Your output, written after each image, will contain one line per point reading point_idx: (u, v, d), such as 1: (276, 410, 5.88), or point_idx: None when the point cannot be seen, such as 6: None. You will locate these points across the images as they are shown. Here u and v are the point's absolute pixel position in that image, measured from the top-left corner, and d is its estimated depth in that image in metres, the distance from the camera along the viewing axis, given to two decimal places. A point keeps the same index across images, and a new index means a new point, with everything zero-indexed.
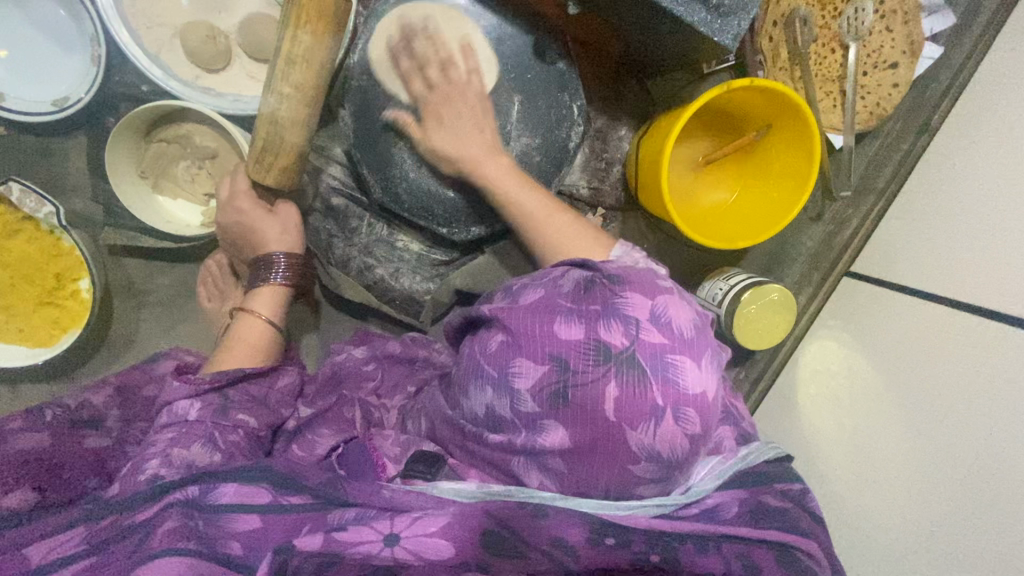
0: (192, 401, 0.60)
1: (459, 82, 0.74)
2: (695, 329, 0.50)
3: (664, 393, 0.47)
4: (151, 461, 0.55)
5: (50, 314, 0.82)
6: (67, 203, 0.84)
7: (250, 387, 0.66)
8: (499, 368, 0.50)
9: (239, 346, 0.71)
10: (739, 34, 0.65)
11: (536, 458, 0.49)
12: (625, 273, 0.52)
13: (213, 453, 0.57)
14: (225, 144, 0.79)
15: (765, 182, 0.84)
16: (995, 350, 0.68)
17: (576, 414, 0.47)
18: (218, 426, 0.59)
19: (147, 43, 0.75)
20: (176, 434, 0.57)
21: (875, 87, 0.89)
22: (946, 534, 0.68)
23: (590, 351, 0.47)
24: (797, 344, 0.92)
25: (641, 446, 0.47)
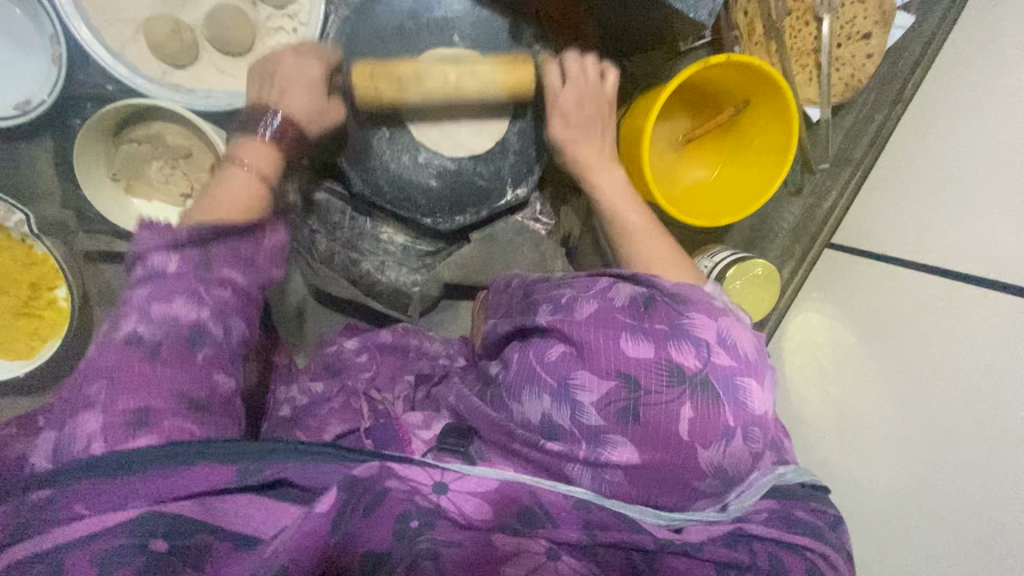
0: (168, 255, 0.51)
1: (594, 85, 0.77)
2: (755, 352, 0.56)
3: (736, 416, 0.52)
4: (132, 321, 0.49)
5: (28, 325, 0.81)
6: (36, 210, 0.81)
7: (233, 245, 0.54)
8: (561, 380, 0.53)
9: (222, 193, 0.58)
10: (713, 10, 0.65)
11: (595, 468, 0.52)
12: (684, 295, 0.57)
13: (198, 309, 0.50)
14: (198, 142, 0.77)
15: (745, 159, 0.85)
16: (967, 318, 0.70)
17: (647, 431, 0.51)
18: (203, 283, 0.51)
19: (108, 39, 0.72)
20: (152, 288, 0.50)
21: (849, 59, 0.90)
22: (948, 500, 0.67)
23: (664, 370, 0.52)
24: (781, 317, 0.95)
25: (709, 463, 0.52)
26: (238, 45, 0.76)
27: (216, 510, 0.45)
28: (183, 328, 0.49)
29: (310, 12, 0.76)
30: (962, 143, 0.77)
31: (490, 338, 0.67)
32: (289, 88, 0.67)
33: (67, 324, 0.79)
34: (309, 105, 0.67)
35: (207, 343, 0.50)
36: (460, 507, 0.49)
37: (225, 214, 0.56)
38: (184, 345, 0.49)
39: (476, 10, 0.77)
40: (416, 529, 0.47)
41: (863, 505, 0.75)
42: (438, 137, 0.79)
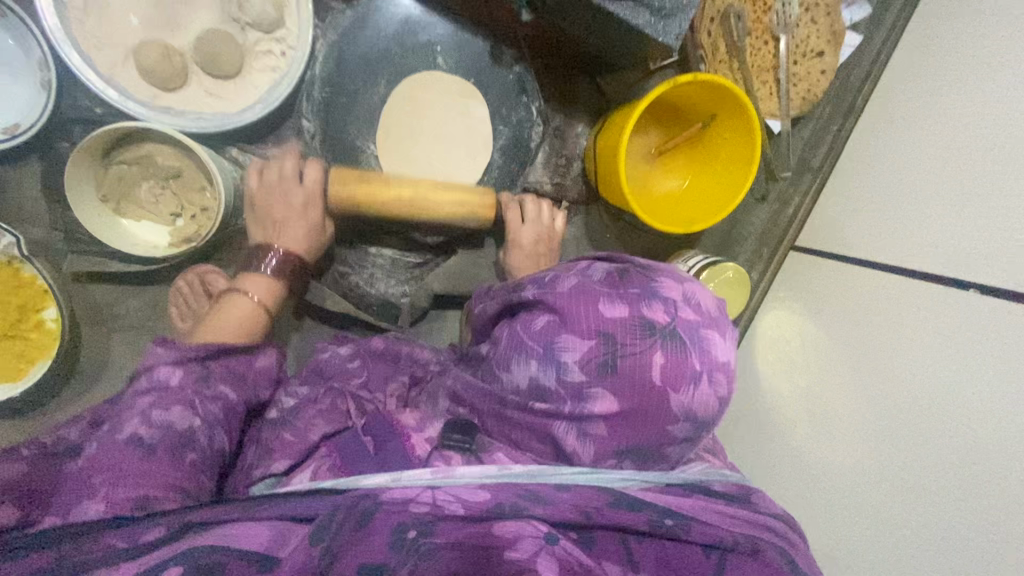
0: (176, 368, 0.58)
1: (551, 231, 0.86)
2: (717, 309, 0.57)
3: (702, 360, 0.53)
4: (129, 420, 0.54)
5: (13, 348, 0.80)
6: (23, 232, 0.81)
7: (230, 364, 0.62)
8: (546, 344, 0.54)
9: (221, 321, 0.67)
10: (681, 34, 0.70)
11: (581, 424, 0.52)
12: (652, 266, 0.60)
13: (192, 420, 0.55)
14: (189, 161, 0.79)
15: (713, 169, 0.90)
16: (929, 299, 0.74)
17: (624, 380, 0.51)
18: (200, 395, 0.57)
19: (99, 64, 0.74)
20: (154, 398, 0.55)
21: (805, 75, 0.97)
22: (926, 466, 0.70)
23: (637, 325, 0.53)
24: (752, 317, 1.02)
25: (682, 408, 0.52)
26: (227, 67, 0.78)
27: (242, 538, 0.44)
28: (177, 434, 0.54)
29: (297, 34, 0.78)
30: (916, 137, 0.83)
31: (481, 322, 0.68)
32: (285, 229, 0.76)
33: (57, 345, 0.79)
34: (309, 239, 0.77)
35: (195, 449, 0.55)
36: (455, 502, 0.48)
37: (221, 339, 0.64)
38: (177, 445, 0.54)
39: (457, 33, 0.82)
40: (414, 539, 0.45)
41: (844, 474, 0.78)
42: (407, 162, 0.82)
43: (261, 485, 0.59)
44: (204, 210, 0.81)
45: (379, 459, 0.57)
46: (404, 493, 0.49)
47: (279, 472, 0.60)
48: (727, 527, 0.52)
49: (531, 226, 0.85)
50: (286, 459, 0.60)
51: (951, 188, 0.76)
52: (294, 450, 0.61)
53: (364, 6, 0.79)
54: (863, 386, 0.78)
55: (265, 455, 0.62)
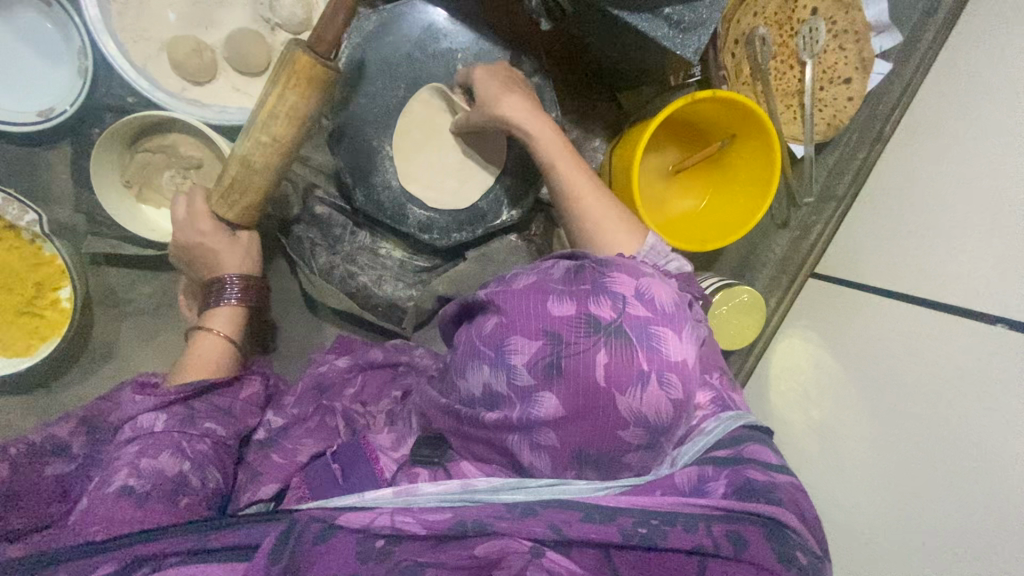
0: (157, 414, 0.61)
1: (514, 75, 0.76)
2: (676, 303, 0.52)
3: (649, 360, 0.49)
4: (119, 472, 0.56)
5: (28, 323, 0.82)
6: (50, 212, 0.84)
7: (214, 400, 0.66)
8: (495, 347, 0.51)
9: (195, 364, 0.69)
10: (699, 49, 0.69)
11: (529, 432, 0.49)
12: (610, 260, 0.55)
13: (180, 464, 0.58)
14: (211, 153, 0.82)
15: (730, 188, 0.89)
16: (950, 328, 0.71)
17: (569, 383, 0.48)
18: (184, 434, 0.60)
19: (133, 56, 0.77)
20: (142, 446, 0.59)
21: (831, 101, 0.96)
22: (944, 518, 0.65)
23: (582, 323, 0.49)
24: (767, 343, 0.99)
25: (630, 412, 0.48)
26: (254, 65, 0.80)
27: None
28: (169, 480, 0.57)
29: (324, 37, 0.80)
30: (946, 168, 0.79)
31: (448, 333, 0.65)
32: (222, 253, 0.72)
33: (68, 323, 0.81)
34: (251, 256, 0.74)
35: (189, 493, 0.57)
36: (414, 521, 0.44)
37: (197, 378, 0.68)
38: (169, 492, 0.56)
39: (479, 42, 0.83)
40: (384, 546, 0.43)
41: (857, 514, 0.74)
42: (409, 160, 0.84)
43: (250, 510, 0.61)
44: None
45: (346, 486, 0.57)
46: (364, 516, 0.44)
47: (265, 496, 0.61)
48: (707, 520, 0.45)
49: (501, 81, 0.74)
50: (272, 482, 0.62)
51: (972, 219, 0.73)
52: (280, 470, 0.62)
53: (388, 11, 0.80)
54: (876, 417, 0.75)
55: (252, 478, 0.63)
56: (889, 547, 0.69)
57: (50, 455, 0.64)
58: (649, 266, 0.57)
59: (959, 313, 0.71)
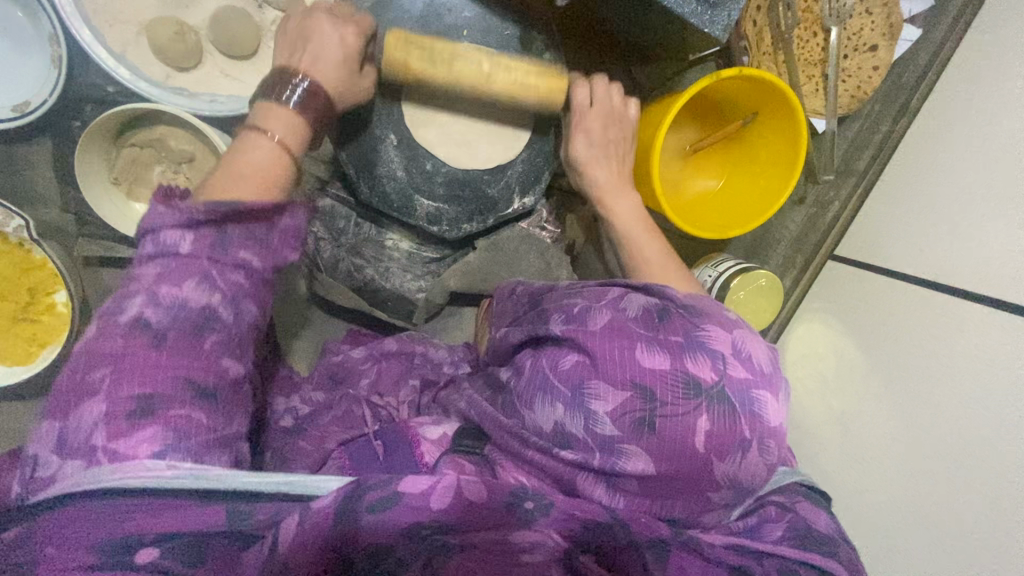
0: (187, 230, 0.45)
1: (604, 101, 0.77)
2: (770, 363, 0.54)
3: (751, 426, 0.50)
4: (134, 298, 0.44)
5: (24, 331, 0.78)
6: (35, 213, 0.79)
7: (248, 186, 0.48)
8: (575, 389, 0.51)
9: (236, 166, 0.50)
10: (728, 25, 0.64)
11: (611, 479, 0.51)
12: (697, 306, 0.56)
13: (211, 297, 0.45)
14: (202, 146, 0.75)
15: (753, 170, 0.85)
16: (984, 325, 0.69)
17: (663, 442, 0.49)
18: (219, 263, 0.45)
19: (111, 42, 0.71)
20: (165, 267, 0.44)
21: (856, 70, 0.91)
22: (953, 511, 0.66)
23: (679, 381, 0.50)
24: (787, 324, 0.98)
25: (725, 475, 0.50)
26: (244, 48, 0.74)
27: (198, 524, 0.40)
28: (192, 317, 0.44)
29: None
30: (976, 148, 0.76)
31: (502, 346, 0.65)
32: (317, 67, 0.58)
33: (67, 329, 0.78)
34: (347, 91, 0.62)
35: (217, 330, 0.45)
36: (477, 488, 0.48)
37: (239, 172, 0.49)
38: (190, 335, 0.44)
39: (486, 17, 0.77)
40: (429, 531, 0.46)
41: (862, 498, 0.76)
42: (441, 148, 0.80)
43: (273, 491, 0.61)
44: None
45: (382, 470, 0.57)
46: (424, 480, 0.46)
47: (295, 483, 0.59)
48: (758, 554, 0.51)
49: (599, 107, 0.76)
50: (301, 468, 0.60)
51: (1003, 206, 0.71)
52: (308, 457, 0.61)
53: None
54: (894, 408, 0.75)
55: (283, 463, 0.62)
56: (898, 533, 0.71)
57: None
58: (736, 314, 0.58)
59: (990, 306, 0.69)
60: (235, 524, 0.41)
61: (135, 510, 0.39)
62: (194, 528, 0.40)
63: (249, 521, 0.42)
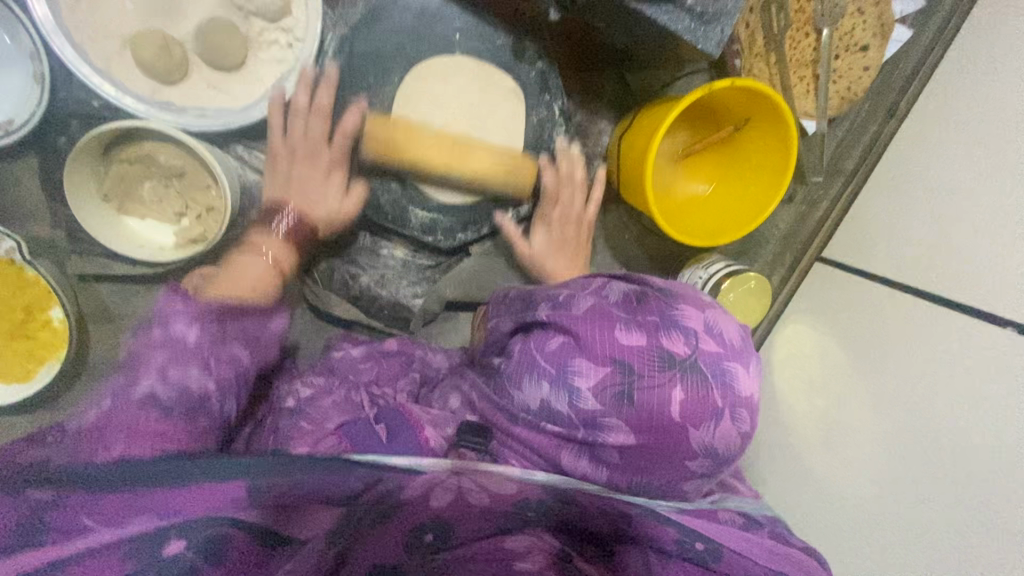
0: (189, 324, 0.61)
1: (565, 175, 0.82)
2: (742, 338, 0.56)
3: (725, 397, 0.52)
4: (144, 379, 0.57)
5: (21, 348, 0.79)
6: (25, 229, 0.78)
7: (245, 323, 0.65)
8: (559, 366, 0.55)
9: (234, 279, 0.68)
10: (721, 41, 0.64)
11: (593, 449, 0.54)
12: (672, 290, 0.59)
13: (209, 379, 0.59)
14: (192, 160, 0.75)
15: (742, 171, 0.85)
16: (956, 333, 0.73)
17: (641, 414, 0.52)
18: (214, 354, 0.60)
19: (94, 57, 0.69)
20: (167, 355, 0.58)
21: (846, 70, 0.91)
22: (934, 509, 0.71)
23: (655, 356, 0.53)
24: (773, 326, 0.98)
25: (701, 444, 0.52)
26: (231, 60, 0.73)
27: (217, 505, 0.46)
28: (190, 396, 0.57)
29: (305, 27, 0.72)
30: (962, 156, 0.78)
31: (495, 339, 0.67)
32: (298, 184, 0.76)
33: (65, 346, 0.78)
34: (327, 207, 0.77)
35: (207, 414, 0.57)
36: (482, 496, 0.52)
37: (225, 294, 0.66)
38: (190, 409, 0.56)
39: (478, 26, 0.77)
40: (434, 541, 0.48)
41: (844, 494, 0.79)
42: (440, 177, 0.80)
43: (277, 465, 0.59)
44: (210, 210, 0.77)
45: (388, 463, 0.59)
46: (418, 486, 0.51)
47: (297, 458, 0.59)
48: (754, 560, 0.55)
49: (561, 187, 0.82)
50: (302, 445, 0.61)
51: (986, 217, 0.74)
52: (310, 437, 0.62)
53: None
54: (877, 409, 0.78)
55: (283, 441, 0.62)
56: (880, 527, 0.75)
57: None
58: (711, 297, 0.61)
59: (969, 314, 0.72)
60: (251, 497, 0.47)
61: (169, 486, 0.46)
62: (212, 507, 0.46)
63: (260, 499, 0.47)
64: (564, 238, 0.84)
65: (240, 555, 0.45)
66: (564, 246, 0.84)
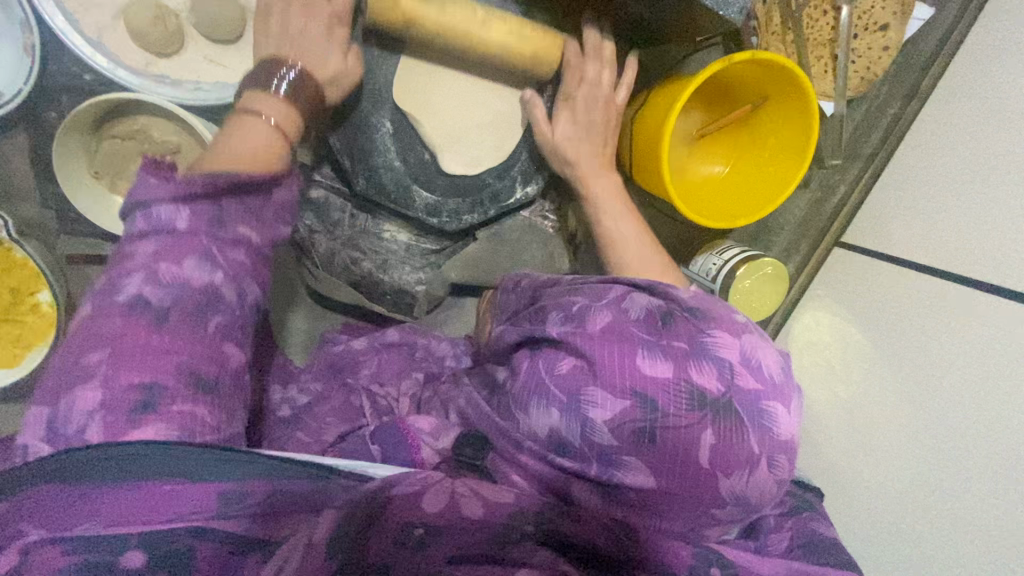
0: (179, 209, 0.47)
1: (590, 80, 0.74)
2: (782, 371, 0.50)
3: (760, 442, 0.47)
4: (131, 276, 0.46)
5: (9, 332, 0.76)
6: (13, 209, 0.75)
7: (245, 199, 0.50)
8: (571, 395, 0.48)
9: (231, 147, 0.52)
10: (744, 7, 0.61)
11: (607, 488, 0.48)
12: (704, 308, 0.52)
13: (212, 272, 0.47)
14: (189, 136, 0.72)
15: (759, 156, 0.82)
16: (998, 322, 0.69)
17: (664, 456, 0.46)
18: (218, 240, 0.48)
19: (85, 27, 0.66)
20: (159, 245, 0.47)
21: (865, 50, 0.88)
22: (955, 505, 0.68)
23: (683, 392, 0.46)
24: (789, 312, 0.96)
25: (730, 491, 0.47)
26: (229, 32, 0.70)
27: (192, 509, 0.40)
28: (193, 292, 0.46)
29: None
30: (984, 132, 0.75)
31: (497, 345, 0.62)
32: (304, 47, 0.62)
33: (54, 331, 0.75)
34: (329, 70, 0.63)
35: (219, 310, 0.47)
36: (474, 504, 0.46)
37: (233, 166, 0.51)
38: (192, 310, 0.46)
39: None
40: (421, 539, 0.44)
41: (858, 479, 0.78)
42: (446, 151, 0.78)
43: None
44: None
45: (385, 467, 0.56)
46: (415, 484, 0.47)
47: None
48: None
49: (586, 87, 0.75)
50: (300, 456, 0.61)
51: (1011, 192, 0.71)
52: (307, 447, 0.62)
53: None
54: (903, 405, 0.75)
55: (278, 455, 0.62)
56: (902, 535, 0.72)
57: None
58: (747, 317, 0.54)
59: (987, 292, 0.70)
60: (226, 507, 0.40)
61: (135, 483, 0.39)
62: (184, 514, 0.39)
63: (236, 511, 0.41)
64: (585, 144, 0.77)
65: (209, 564, 0.39)
66: (594, 179, 0.77)
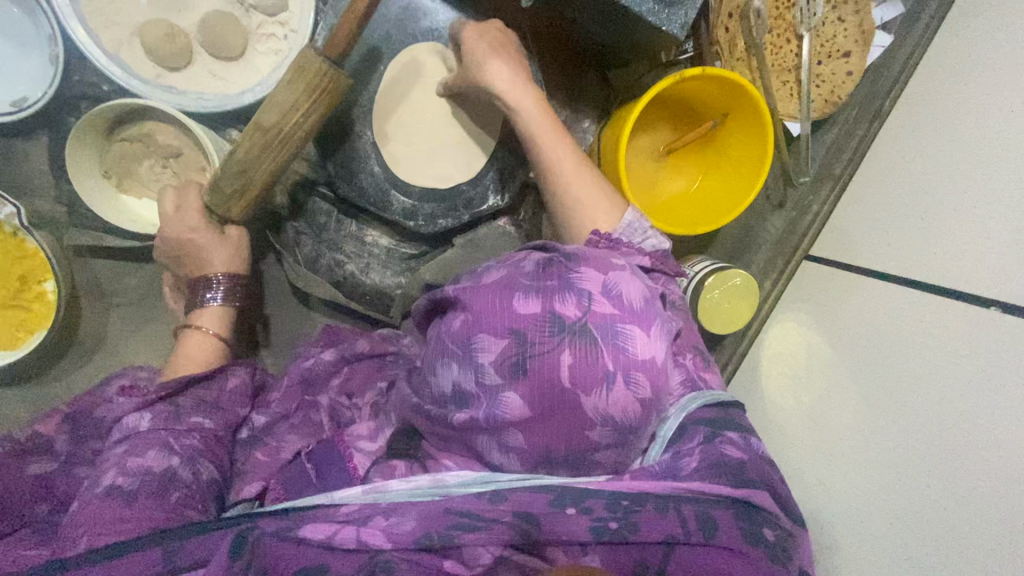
0: (142, 412, 0.59)
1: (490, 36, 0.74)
2: (644, 302, 0.51)
3: (616, 360, 0.48)
4: (106, 473, 0.53)
5: (13, 316, 0.81)
6: (30, 203, 0.83)
7: (200, 393, 0.64)
8: (464, 346, 0.49)
9: (185, 361, 0.68)
10: (685, 24, 0.67)
11: (496, 434, 0.48)
12: (580, 254, 0.53)
13: (168, 458, 0.55)
14: (190, 141, 0.80)
15: (722, 170, 0.86)
16: (962, 323, 0.68)
17: (536, 385, 0.47)
18: (173, 433, 0.58)
19: (105, 41, 0.75)
20: (127, 446, 0.56)
21: (829, 75, 0.92)
22: (937, 509, 0.65)
23: (547, 321, 0.47)
24: (760, 328, 0.97)
25: (596, 412, 0.47)
26: (229, 49, 0.78)
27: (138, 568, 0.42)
28: (155, 476, 0.54)
29: (299, 18, 0.78)
30: (946, 142, 0.77)
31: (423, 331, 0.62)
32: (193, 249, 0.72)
33: (53, 315, 0.80)
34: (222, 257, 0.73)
35: (179, 486, 0.54)
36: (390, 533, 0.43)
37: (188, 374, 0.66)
38: (157, 489, 0.52)
39: None
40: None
41: (831, 491, 0.76)
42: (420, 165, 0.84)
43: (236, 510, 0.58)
44: None
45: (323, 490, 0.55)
46: (327, 528, 0.43)
47: (249, 494, 0.59)
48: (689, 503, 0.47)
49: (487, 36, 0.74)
50: (258, 479, 0.60)
51: (986, 199, 0.71)
52: (263, 469, 0.61)
53: None
54: (867, 411, 0.74)
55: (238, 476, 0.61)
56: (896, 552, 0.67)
57: (36, 453, 0.64)
58: (623, 260, 0.56)
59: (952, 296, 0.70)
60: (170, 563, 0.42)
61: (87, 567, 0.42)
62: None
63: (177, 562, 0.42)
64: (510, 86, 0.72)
65: None
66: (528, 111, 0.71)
